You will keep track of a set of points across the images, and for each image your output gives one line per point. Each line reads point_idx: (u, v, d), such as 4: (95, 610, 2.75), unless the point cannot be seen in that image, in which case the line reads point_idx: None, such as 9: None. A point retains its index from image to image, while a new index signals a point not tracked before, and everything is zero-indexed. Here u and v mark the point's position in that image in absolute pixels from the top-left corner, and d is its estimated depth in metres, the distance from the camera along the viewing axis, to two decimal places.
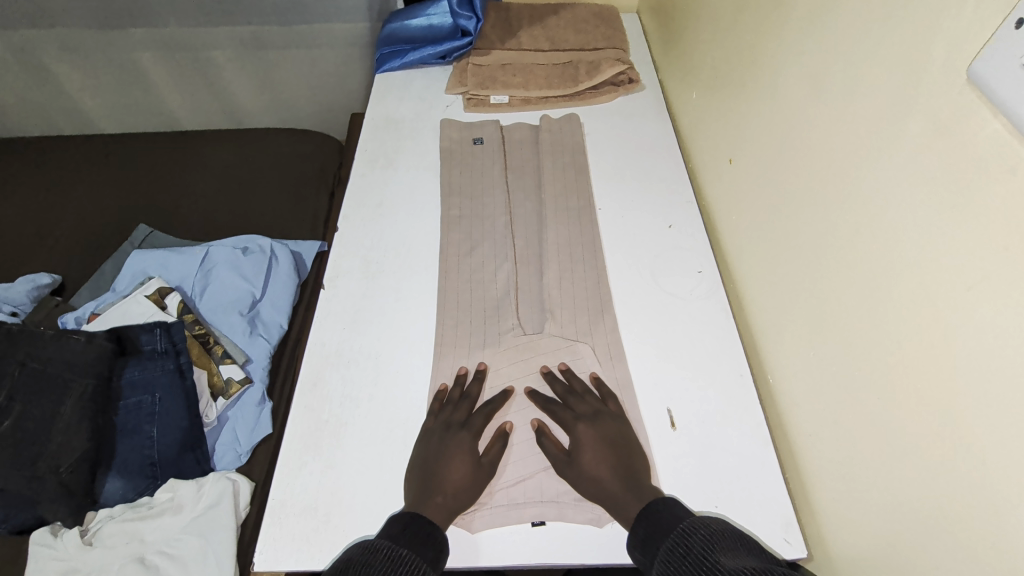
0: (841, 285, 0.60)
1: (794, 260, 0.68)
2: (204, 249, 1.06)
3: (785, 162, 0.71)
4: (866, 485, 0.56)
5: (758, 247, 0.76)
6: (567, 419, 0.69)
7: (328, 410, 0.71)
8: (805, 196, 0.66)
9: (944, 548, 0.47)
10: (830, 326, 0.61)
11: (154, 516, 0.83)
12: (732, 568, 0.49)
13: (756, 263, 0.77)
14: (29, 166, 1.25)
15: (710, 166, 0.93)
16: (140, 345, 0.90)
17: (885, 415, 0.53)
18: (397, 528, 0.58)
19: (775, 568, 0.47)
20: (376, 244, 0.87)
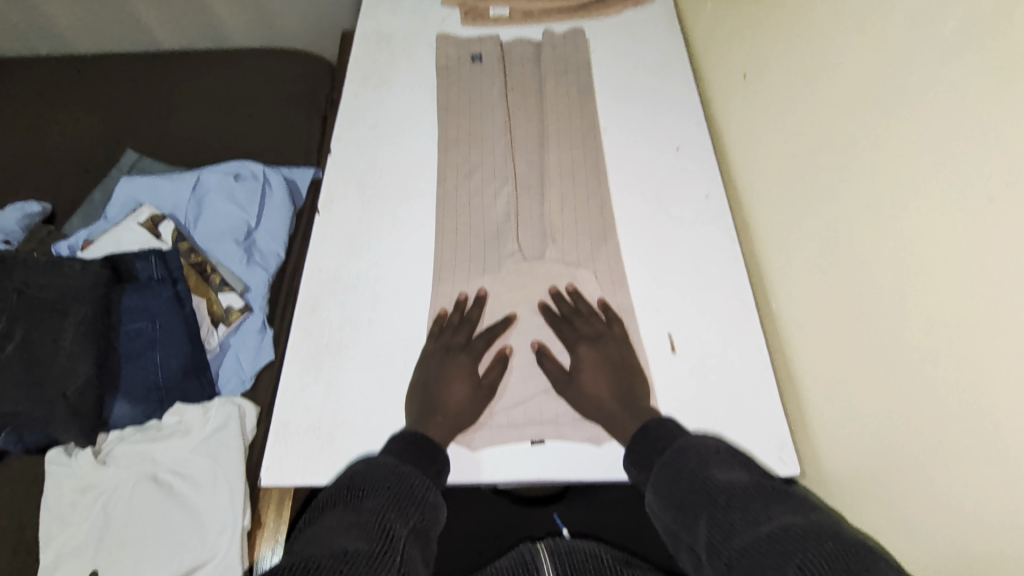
0: (852, 209, 0.58)
1: (805, 183, 0.65)
2: (195, 175, 1.03)
3: (805, 72, 0.67)
4: (866, 405, 0.56)
5: (768, 168, 0.73)
6: (569, 340, 0.69)
7: (328, 335, 0.71)
8: (820, 116, 0.63)
9: (948, 460, 0.47)
10: (838, 250, 0.60)
11: (163, 438, 0.85)
12: (725, 485, 0.48)
13: (766, 187, 0.74)
14: (7, 89, 1.20)
15: (722, 84, 0.87)
16: (136, 273, 0.90)
17: (891, 338, 0.53)
18: (401, 446, 0.58)
19: (767, 484, 0.48)
20: (371, 168, 0.84)
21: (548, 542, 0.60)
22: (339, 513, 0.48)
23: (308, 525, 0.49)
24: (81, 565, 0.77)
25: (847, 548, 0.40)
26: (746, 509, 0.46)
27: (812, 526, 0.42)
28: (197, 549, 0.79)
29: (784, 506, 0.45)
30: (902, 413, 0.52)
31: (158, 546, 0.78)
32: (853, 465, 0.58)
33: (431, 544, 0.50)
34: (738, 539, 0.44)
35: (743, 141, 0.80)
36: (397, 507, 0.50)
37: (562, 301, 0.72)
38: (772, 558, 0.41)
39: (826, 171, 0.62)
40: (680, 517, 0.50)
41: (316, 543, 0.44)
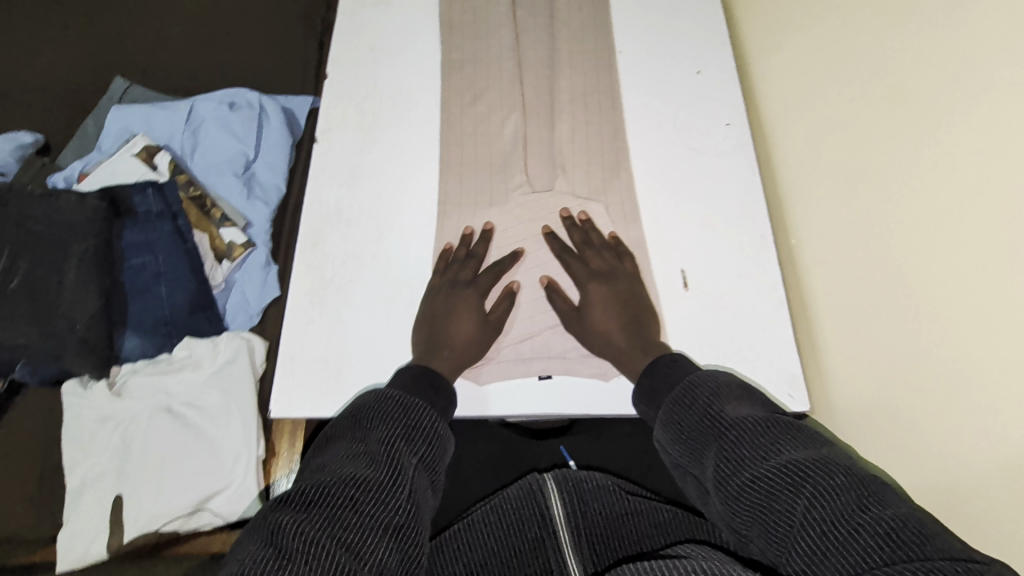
0: (922, 134, 0.56)
1: (857, 109, 0.63)
2: (188, 103, 0.99)
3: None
4: (903, 335, 0.56)
5: (819, 95, 0.69)
6: (580, 276, 0.67)
7: (331, 269, 0.69)
8: (894, 35, 0.60)
9: (999, 386, 0.47)
10: (895, 180, 0.58)
11: (175, 371, 0.86)
12: (734, 418, 0.47)
13: (810, 115, 0.71)
14: None
15: None
16: (134, 207, 0.88)
17: (945, 267, 0.52)
18: (408, 380, 0.57)
19: (777, 417, 0.47)
20: (370, 94, 0.79)
21: (556, 472, 0.60)
22: (349, 443, 0.48)
23: (317, 454, 0.49)
24: (105, 490, 0.80)
25: (858, 482, 0.40)
26: (756, 442, 0.45)
27: (824, 459, 0.42)
28: (214, 476, 0.82)
29: (795, 438, 0.44)
30: (952, 344, 0.51)
31: (177, 474, 0.81)
32: (881, 395, 0.59)
33: (439, 475, 0.52)
34: (747, 472, 0.43)
35: (783, 70, 0.76)
36: (407, 439, 0.50)
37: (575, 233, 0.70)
38: (783, 492, 0.41)
39: (892, 96, 0.59)
40: (687, 450, 0.49)
41: (327, 472, 0.44)
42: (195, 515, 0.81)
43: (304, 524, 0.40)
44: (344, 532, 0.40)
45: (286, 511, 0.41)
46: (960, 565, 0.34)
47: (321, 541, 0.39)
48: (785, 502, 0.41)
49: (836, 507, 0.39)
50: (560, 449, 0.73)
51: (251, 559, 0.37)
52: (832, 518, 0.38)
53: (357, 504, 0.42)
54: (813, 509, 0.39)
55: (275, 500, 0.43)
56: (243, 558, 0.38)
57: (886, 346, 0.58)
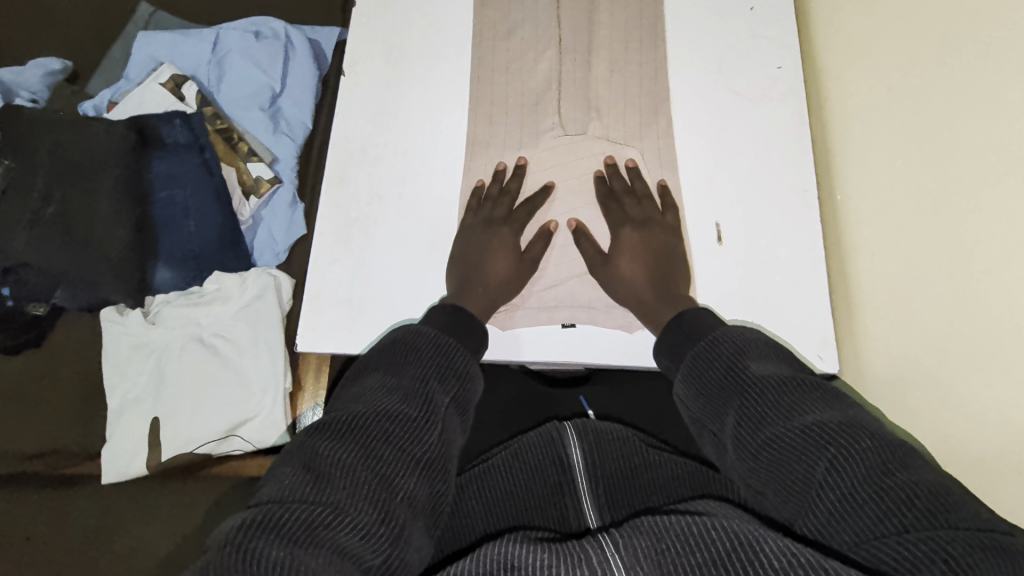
0: (1003, 84, 0.50)
1: (933, 54, 0.58)
2: (214, 32, 0.96)
3: None
4: (951, 302, 0.53)
5: (890, 34, 0.63)
6: (615, 221, 0.66)
7: (357, 208, 0.69)
8: None
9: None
10: (967, 135, 0.53)
11: (205, 304, 0.88)
12: (760, 377, 0.46)
13: (873, 58, 0.65)
14: None
15: None
16: (162, 138, 0.87)
17: (1006, 235, 0.48)
18: (443, 320, 0.57)
19: (805, 376, 0.45)
20: (399, 25, 0.75)
21: (576, 422, 0.61)
22: (384, 375, 0.49)
23: (352, 383, 0.50)
24: (144, 411, 0.85)
25: (886, 446, 0.39)
26: (782, 401, 0.43)
27: (851, 421, 0.41)
28: (245, 406, 0.85)
29: (823, 399, 0.43)
30: (1003, 313, 0.48)
31: (209, 400, 0.85)
32: (919, 363, 0.56)
33: (472, 412, 0.52)
34: (770, 432, 0.43)
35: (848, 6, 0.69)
36: (442, 375, 0.50)
37: (615, 175, 0.67)
38: (806, 453, 0.40)
39: (975, 42, 0.54)
40: (709, 407, 0.48)
41: (363, 402, 0.45)
42: (226, 440, 0.85)
43: (340, 451, 0.41)
44: (377, 462, 0.42)
45: (322, 437, 0.43)
46: (984, 535, 0.34)
47: (354, 468, 0.41)
48: (808, 464, 0.40)
49: (864, 470, 0.38)
50: (581, 399, 0.74)
51: (291, 479, 0.40)
52: (856, 481, 0.38)
53: (391, 435, 0.43)
54: (837, 471, 0.39)
55: (313, 425, 0.45)
56: (284, 478, 0.40)
57: (930, 313, 0.55)
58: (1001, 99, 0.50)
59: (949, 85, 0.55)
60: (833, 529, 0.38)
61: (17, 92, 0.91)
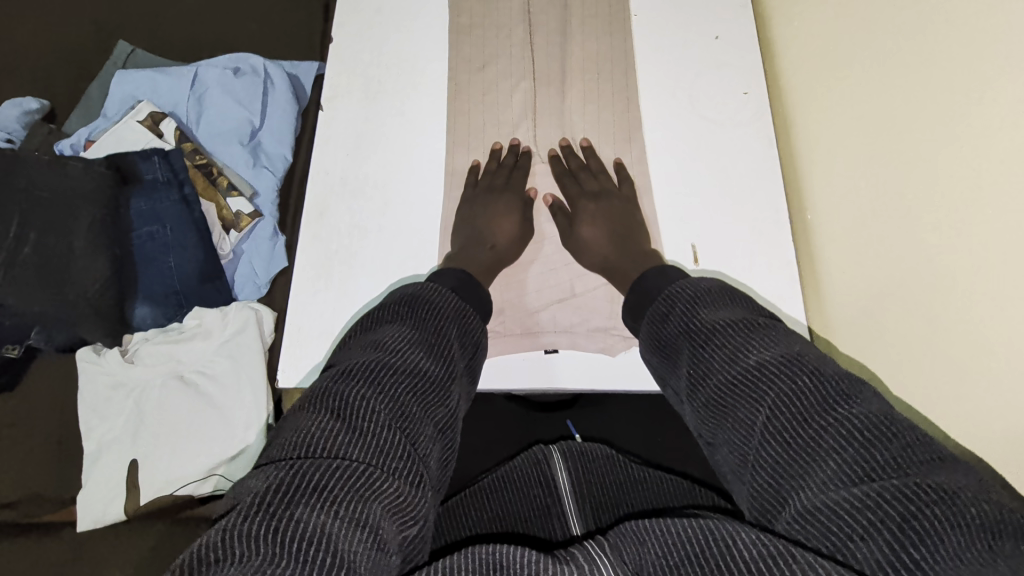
0: (935, 114, 0.51)
1: (874, 81, 0.58)
2: (193, 69, 0.97)
3: None
4: (905, 314, 0.55)
5: (834, 52, 0.65)
6: (574, 195, 0.69)
7: (337, 240, 0.69)
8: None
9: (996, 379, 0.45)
10: (910, 159, 0.54)
11: (185, 340, 0.87)
12: (709, 324, 0.46)
13: (822, 77, 0.67)
14: None
15: None
16: (141, 175, 0.87)
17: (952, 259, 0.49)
18: (453, 283, 0.56)
19: (754, 320, 0.45)
20: (377, 60, 0.77)
21: (561, 444, 0.60)
22: (403, 328, 0.48)
23: (364, 333, 0.49)
24: (121, 453, 0.83)
25: (824, 387, 0.39)
26: (725, 349, 0.44)
27: (795, 360, 0.41)
28: (226, 443, 0.84)
29: (766, 341, 0.43)
30: (958, 334, 0.49)
31: (189, 439, 0.84)
32: (888, 374, 0.57)
33: (475, 375, 0.53)
34: (715, 380, 0.43)
35: (798, 29, 0.71)
36: (458, 339, 0.50)
37: (570, 155, 0.71)
38: (747, 399, 0.41)
39: (910, 69, 0.54)
40: (667, 360, 0.49)
41: (387, 353, 0.45)
42: (207, 480, 0.83)
43: (295, 411, 0.41)
44: (405, 418, 0.41)
45: (349, 386, 0.42)
46: (907, 478, 0.33)
47: (386, 421, 0.40)
48: (748, 409, 0.40)
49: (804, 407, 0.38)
50: (568, 423, 0.73)
51: (320, 428, 0.38)
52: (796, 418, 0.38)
53: (417, 393, 0.43)
54: (774, 416, 0.39)
55: (332, 373, 0.44)
56: (310, 426, 0.38)
57: (893, 333, 0.56)
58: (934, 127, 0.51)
59: (886, 99, 0.57)
60: (784, 466, 0.37)
61: None
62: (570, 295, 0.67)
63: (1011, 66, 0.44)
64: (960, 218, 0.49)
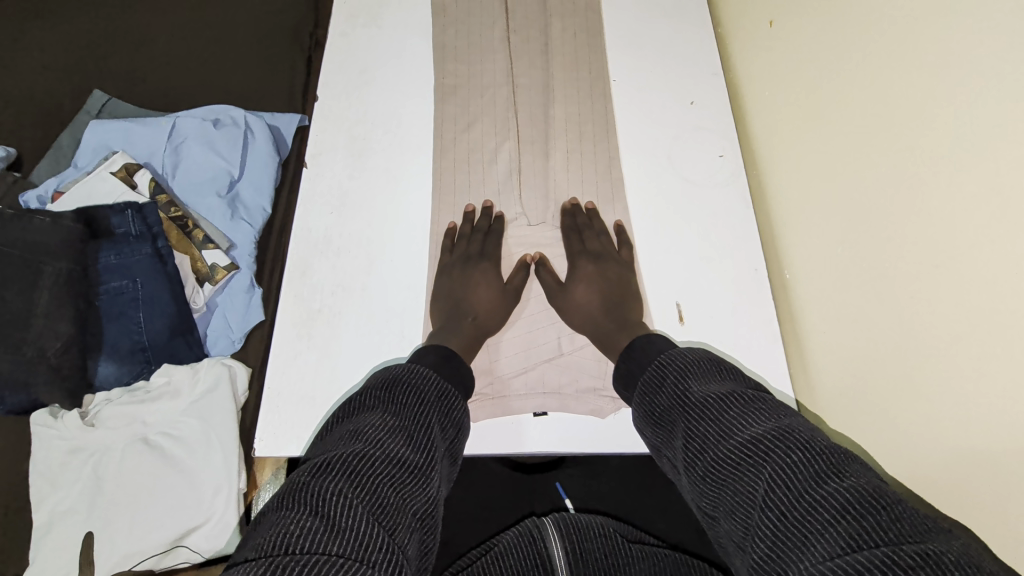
0: (898, 190, 0.54)
1: (842, 158, 0.62)
2: (170, 120, 0.95)
3: (822, 24, 0.66)
4: (881, 378, 0.56)
5: (801, 124, 0.68)
6: (573, 253, 0.70)
7: (319, 300, 0.67)
8: (873, 80, 0.58)
9: (967, 445, 0.47)
10: (878, 231, 0.57)
11: (152, 400, 0.82)
12: (699, 395, 0.47)
13: (790, 145, 0.70)
14: None
15: (737, 12, 0.82)
16: (112, 228, 0.84)
17: (920, 327, 0.52)
18: (435, 361, 0.56)
19: (745, 392, 0.46)
20: (362, 117, 0.77)
21: (556, 518, 0.59)
22: (386, 412, 0.47)
23: (347, 418, 0.48)
24: (75, 525, 0.77)
25: (817, 457, 0.38)
26: (720, 419, 0.44)
27: (784, 434, 0.41)
28: (193, 511, 0.79)
29: (761, 414, 0.44)
30: (929, 401, 0.51)
31: (152, 508, 0.78)
32: (866, 433, 0.59)
33: (454, 459, 0.51)
34: (711, 452, 0.43)
35: (767, 96, 0.75)
36: (438, 421, 0.49)
37: (578, 214, 0.72)
38: (743, 470, 0.40)
39: (873, 146, 0.57)
40: (660, 432, 0.50)
41: (364, 441, 0.43)
42: (172, 552, 0.79)
43: (277, 500, 0.40)
44: (382, 510, 0.39)
45: (325, 478, 0.40)
46: (912, 546, 0.32)
47: (363, 514, 0.38)
48: (747, 482, 0.40)
49: (794, 483, 0.38)
50: (556, 486, 0.73)
51: (295, 526, 0.36)
52: (788, 495, 0.37)
53: (395, 482, 0.42)
54: (772, 487, 0.38)
55: (311, 464, 0.42)
56: (286, 525, 0.36)
57: (868, 395, 0.58)
58: (898, 203, 0.54)
59: (853, 171, 0.60)
60: (778, 547, 0.36)
61: None
62: (557, 354, 0.67)
63: (966, 152, 0.47)
64: (928, 286, 0.51)
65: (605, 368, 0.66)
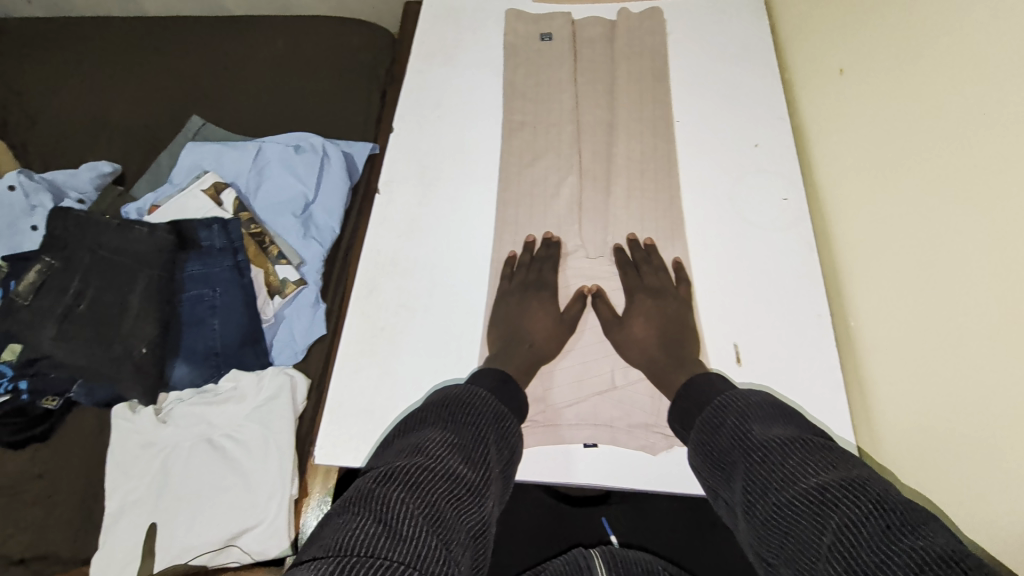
0: (979, 240, 0.52)
1: (915, 205, 0.60)
2: (257, 144, 1.02)
3: (898, 72, 0.65)
4: (955, 436, 0.53)
5: (871, 170, 0.67)
6: (630, 287, 0.71)
7: (384, 318, 0.71)
8: (954, 129, 0.57)
9: None
10: (955, 281, 0.54)
11: (219, 403, 0.88)
12: (762, 439, 0.46)
13: (860, 191, 0.69)
14: (71, 45, 1.17)
15: (805, 60, 0.83)
16: (198, 241, 0.91)
17: (999, 383, 0.49)
18: (493, 384, 0.58)
19: (809, 439, 0.45)
20: (433, 149, 0.82)
21: (602, 550, 0.59)
22: (448, 430, 0.49)
23: (408, 432, 0.50)
24: (141, 516, 0.82)
25: (889, 513, 0.37)
26: (783, 465, 0.43)
27: (852, 486, 0.40)
28: (247, 513, 0.83)
29: (826, 463, 0.43)
30: (1004, 462, 0.48)
31: (211, 506, 0.83)
32: (936, 492, 0.55)
33: (507, 483, 0.52)
34: (773, 497, 0.43)
35: (834, 142, 0.75)
36: (496, 443, 0.51)
37: (636, 249, 0.74)
38: (807, 519, 0.40)
39: (950, 196, 0.56)
40: (718, 473, 0.49)
41: (426, 455, 0.45)
42: (223, 551, 0.82)
43: (343, 503, 0.42)
44: (441, 525, 0.41)
45: (390, 487, 0.42)
46: None
47: (423, 526, 0.39)
48: (811, 532, 0.39)
49: (862, 538, 0.37)
50: (602, 521, 0.76)
51: (360, 530, 0.38)
52: (854, 550, 0.36)
53: (453, 498, 0.43)
54: (838, 539, 0.37)
55: (376, 472, 0.44)
56: (352, 527, 0.38)
57: (940, 451, 0.55)
58: (978, 254, 0.52)
59: (924, 221, 0.59)
60: None
61: (68, 193, 0.97)
62: (610, 387, 0.67)
63: None
64: (1007, 342, 0.48)
65: (659, 405, 0.66)
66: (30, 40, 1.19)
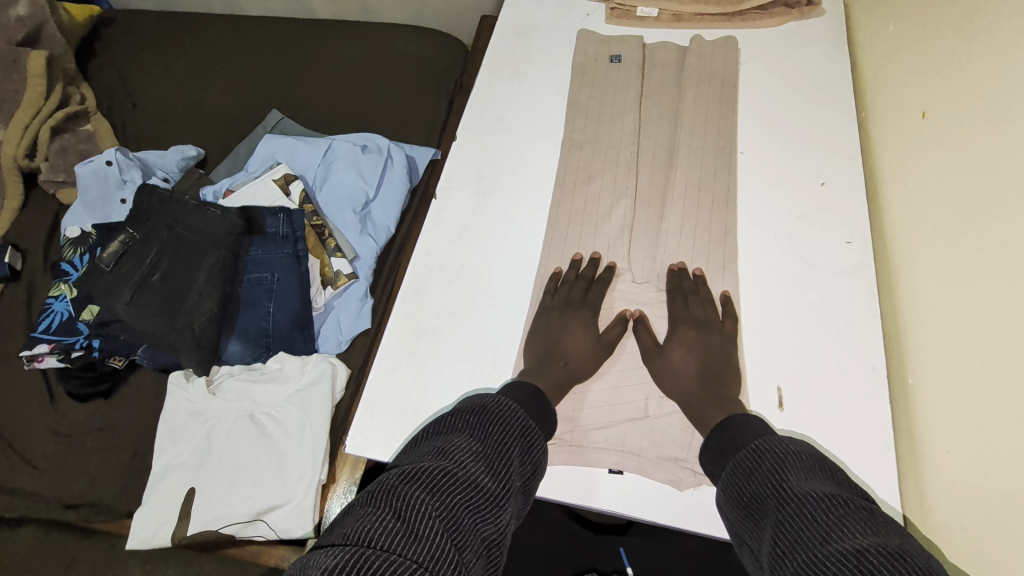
0: None
1: (990, 261, 0.56)
2: (328, 141, 1.07)
3: (983, 122, 0.62)
4: (1007, 512, 0.49)
5: (946, 220, 0.64)
6: (674, 317, 0.70)
7: (426, 319, 0.73)
8: None
9: None
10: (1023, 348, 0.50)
11: (265, 382, 0.92)
12: (797, 492, 0.45)
13: (931, 241, 0.65)
14: (174, 37, 1.28)
15: (885, 101, 0.79)
16: (265, 227, 0.96)
17: None
18: (524, 397, 0.58)
19: (848, 497, 0.43)
20: (492, 159, 0.84)
21: None
22: (474, 438, 0.49)
23: (435, 436, 0.51)
24: (183, 480, 0.87)
25: None
26: (818, 523, 0.41)
27: (895, 553, 0.37)
28: (278, 490, 0.86)
29: (866, 526, 0.40)
30: None
31: (246, 479, 0.87)
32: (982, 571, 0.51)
33: (527, 498, 0.52)
34: (802, 554, 0.41)
35: (908, 188, 0.71)
36: (520, 456, 0.51)
37: (684, 278, 0.72)
38: None
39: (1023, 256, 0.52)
40: (748, 519, 0.48)
41: (450, 460, 0.46)
42: (251, 524, 0.85)
43: (365, 497, 0.43)
44: (456, 529, 0.41)
45: (411, 486, 0.43)
46: None
47: (440, 529, 0.40)
48: None
49: None
50: (620, 552, 0.75)
51: (378, 524, 0.39)
52: None
53: (471, 506, 0.44)
54: None
55: (400, 470, 0.45)
56: (372, 520, 0.40)
57: (991, 527, 0.51)
58: None
59: (996, 281, 0.55)
60: None
61: (155, 171, 1.05)
62: (643, 416, 0.66)
63: None
64: None
65: (692, 440, 0.64)
66: (139, 31, 1.30)
